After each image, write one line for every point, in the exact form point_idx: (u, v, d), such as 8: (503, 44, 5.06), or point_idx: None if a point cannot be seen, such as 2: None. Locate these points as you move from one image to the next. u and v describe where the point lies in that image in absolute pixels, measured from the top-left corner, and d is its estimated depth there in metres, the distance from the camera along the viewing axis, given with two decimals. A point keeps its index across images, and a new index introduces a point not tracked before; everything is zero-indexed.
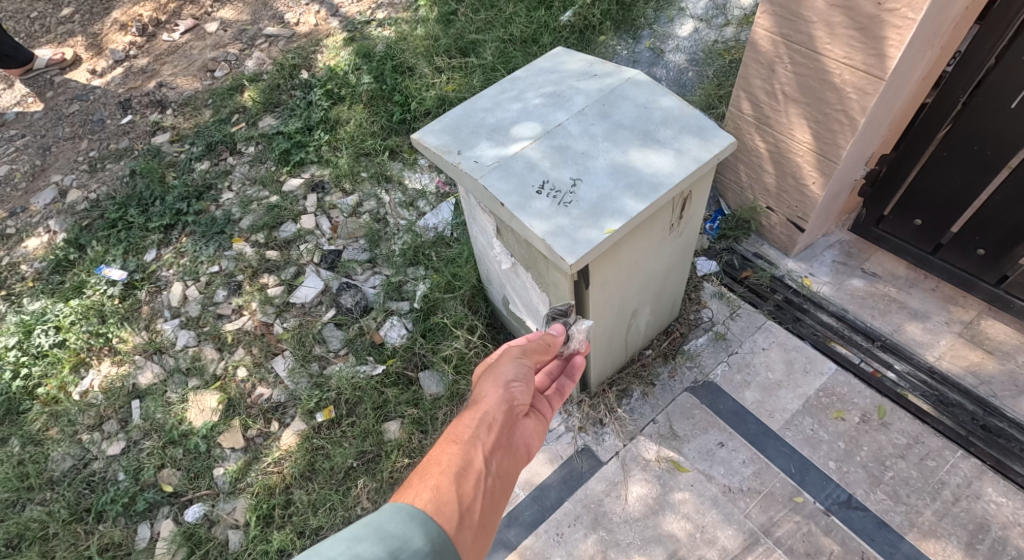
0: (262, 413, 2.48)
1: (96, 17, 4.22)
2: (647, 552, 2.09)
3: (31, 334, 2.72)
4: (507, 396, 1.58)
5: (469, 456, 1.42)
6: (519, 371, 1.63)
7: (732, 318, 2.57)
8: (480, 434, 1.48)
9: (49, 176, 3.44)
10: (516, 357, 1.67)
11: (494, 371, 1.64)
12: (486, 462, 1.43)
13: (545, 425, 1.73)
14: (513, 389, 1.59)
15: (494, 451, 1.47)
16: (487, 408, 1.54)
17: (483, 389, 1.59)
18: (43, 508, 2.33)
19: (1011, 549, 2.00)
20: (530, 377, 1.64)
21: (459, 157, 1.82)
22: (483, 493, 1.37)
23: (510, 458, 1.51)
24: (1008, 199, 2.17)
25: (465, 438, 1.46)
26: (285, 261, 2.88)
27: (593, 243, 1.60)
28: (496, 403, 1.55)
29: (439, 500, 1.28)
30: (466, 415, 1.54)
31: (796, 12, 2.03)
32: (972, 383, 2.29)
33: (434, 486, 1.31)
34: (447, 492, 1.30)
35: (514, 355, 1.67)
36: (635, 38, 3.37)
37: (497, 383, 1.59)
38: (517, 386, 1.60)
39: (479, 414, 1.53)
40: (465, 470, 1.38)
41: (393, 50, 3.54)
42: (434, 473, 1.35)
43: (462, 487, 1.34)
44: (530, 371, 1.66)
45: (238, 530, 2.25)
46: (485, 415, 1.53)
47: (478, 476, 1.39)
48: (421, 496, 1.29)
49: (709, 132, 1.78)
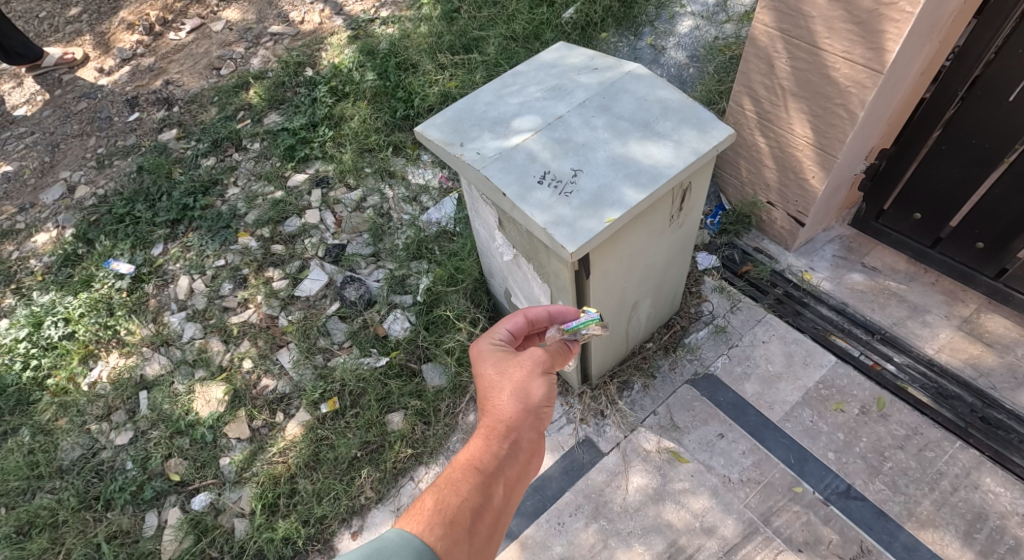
0: (266, 404, 2.52)
1: (104, 17, 4.26)
2: (647, 542, 2.11)
3: (40, 326, 2.76)
4: (533, 422, 1.52)
5: (487, 491, 1.39)
6: (548, 393, 1.54)
7: (733, 311, 2.59)
8: (502, 466, 1.44)
9: (58, 172, 3.48)
10: (546, 374, 1.56)
11: (525, 387, 1.53)
12: (504, 499, 1.41)
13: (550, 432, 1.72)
14: (538, 412, 1.53)
15: (514, 485, 1.44)
16: (512, 434, 1.48)
17: (505, 406, 1.51)
18: (52, 497, 2.36)
19: (1009, 539, 2.01)
20: (555, 399, 1.57)
21: (461, 149, 1.85)
22: (496, 533, 1.37)
23: (524, 487, 1.50)
24: (1006, 193, 2.19)
25: (487, 469, 1.42)
26: (289, 256, 2.92)
27: (593, 232, 1.63)
28: (524, 431, 1.49)
29: (454, 541, 1.26)
30: (490, 436, 1.47)
31: (795, 8, 2.06)
32: (971, 375, 2.31)
33: (449, 525, 1.28)
34: (462, 533, 1.28)
35: (543, 369, 1.56)
36: (635, 35, 3.39)
37: (524, 404, 1.51)
38: (543, 410, 1.54)
39: (503, 440, 1.47)
40: (483, 507, 1.36)
41: (397, 47, 3.57)
42: (452, 508, 1.32)
43: (479, 529, 1.32)
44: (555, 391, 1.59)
45: (243, 518, 2.29)
46: (507, 443, 1.47)
47: (494, 516, 1.37)
48: (433, 531, 1.25)
49: (708, 124, 1.80)
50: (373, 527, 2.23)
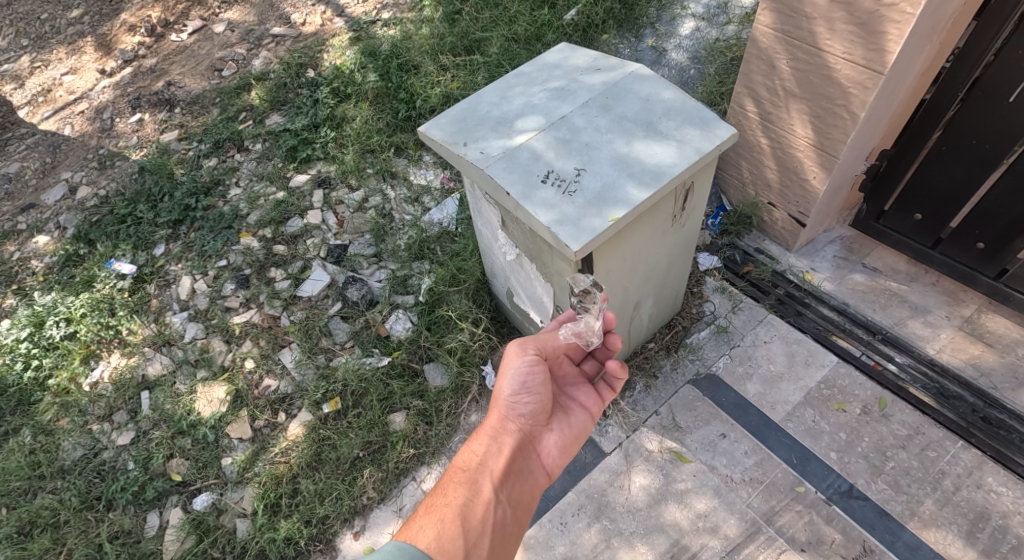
0: (268, 405, 2.51)
1: (106, 18, 4.24)
2: (650, 542, 2.11)
3: (41, 326, 2.75)
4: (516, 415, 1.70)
5: (475, 488, 1.60)
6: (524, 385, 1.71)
7: (734, 311, 2.59)
8: (486, 463, 1.66)
9: (59, 173, 3.49)
10: (520, 365, 1.72)
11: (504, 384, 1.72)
12: (493, 491, 1.61)
13: (583, 433, 1.84)
14: (519, 404, 1.73)
15: (501, 479, 1.65)
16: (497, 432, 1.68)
17: (493, 411, 1.76)
18: (54, 497, 2.36)
19: (1012, 538, 2.01)
20: (538, 387, 1.72)
21: (465, 148, 1.86)
22: (489, 523, 1.55)
23: (519, 480, 1.69)
24: (1006, 193, 2.20)
25: (471, 468, 1.65)
26: (291, 256, 2.92)
27: (596, 230, 1.63)
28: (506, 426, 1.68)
29: (442, 536, 1.47)
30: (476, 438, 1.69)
31: (796, 9, 2.07)
32: (972, 375, 2.31)
33: (437, 521, 1.50)
34: (453, 527, 1.49)
35: (519, 361, 1.72)
36: (636, 37, 3.41)
37: (502, 402, 1.74)
38: (522, 402, 1.73)
39: (487, 440, 1.71)
40: (472, 501, 1.57)
41: (398, 49, 3.58)
42: (441, 506, 1.55)
43: (468, 520, 1.52)
44: (539, 378, 1.72)
45: (246, 518, 2.28)
46: (491, 443, 1.71)
47: (484, 508, 1.57)
48: (425, 532, 1.48)
49: (711, 123, 1.81)
50: (375, 528, 2.22)
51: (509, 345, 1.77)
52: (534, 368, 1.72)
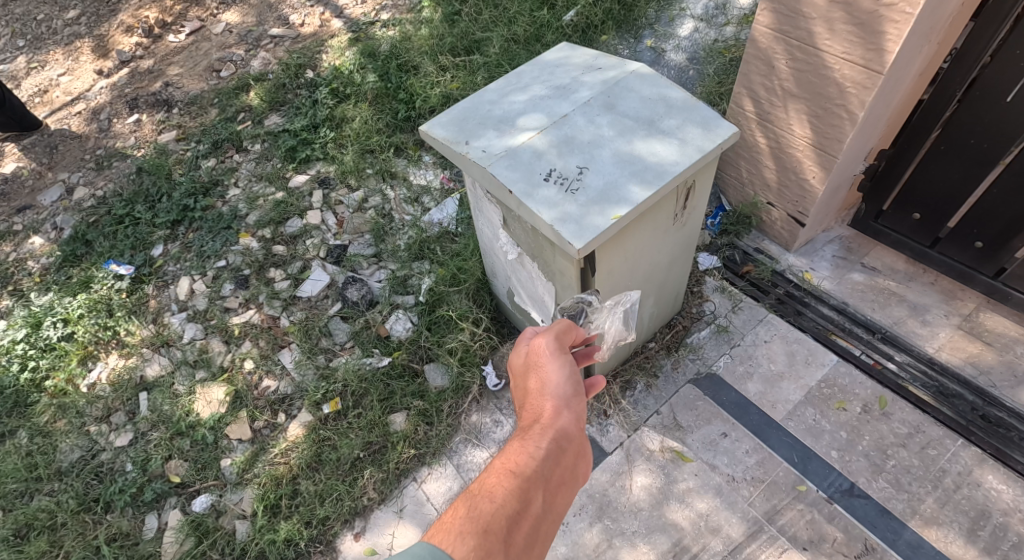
0: (268, 405, 2.50)
1: (103, 19, 4.23)
2: (651, 541, 2.11)
3: (39, 326, 2.73)
4: (571, 414, 1.46)
5: (526, 497, 1.29)
6: (571, 382, 1.51)
7: (734, 311, 2.60)
8: (544, 469, 1.34)
9: (55, 175, 3.47)
10: (565, 362, 1.53)
11: (548, 378, 1.50)
12: (543, 505, 1.30)
13: None
14: (571, 404, 1.48)
15: (556, 491, 1.33)
16: (551, 431, 1.41)
17: (532, 407, 1.48)
18: (50, 499, 2.34)
19: (1012, 536, 2.02)
20: (582, 387, 1.52)
21: (466, 147, 1.85)
22: (534, 545, 1.25)
23: (569, 494, 1.38)
24: (1004, 194, 2.21)
25: (525, 471, 1.32)
26: (291, 257, 2.92)
27: (599, 228, 1.63)
28: (559, 426, 1.42)
29: (486, 552, 1.17)
30: (525, 434, 1.40)
31: (795, 9, 2.07)
32: (971, 373, 2.32)
33: (481, 531, 1.19)
34: (497, 542, 1.19)
35: (561, 355, 1.54)
36: (636, 38, 3.42)
37: (553, 398, 1.47)
38: (573, 401, 1.49)
39: (543, 441, 1.38)
40: (522, 514, 1.26)
41: (397, 50, 3.59)
42: (487, 514, 1.23)
43: (515, 537, 1.23)
44: (580, 379, 1.54)
45: (245, 520, 2.27)
46: (549, 445, 1.38)
47: (532, 524, 1.27)
48: (466, 541, 1.17)
49: (712, 122, 1.81)
50: (376, 528, 2.21)
51: (549, 339, 1.57)
52: (575, 369, 1.54)
